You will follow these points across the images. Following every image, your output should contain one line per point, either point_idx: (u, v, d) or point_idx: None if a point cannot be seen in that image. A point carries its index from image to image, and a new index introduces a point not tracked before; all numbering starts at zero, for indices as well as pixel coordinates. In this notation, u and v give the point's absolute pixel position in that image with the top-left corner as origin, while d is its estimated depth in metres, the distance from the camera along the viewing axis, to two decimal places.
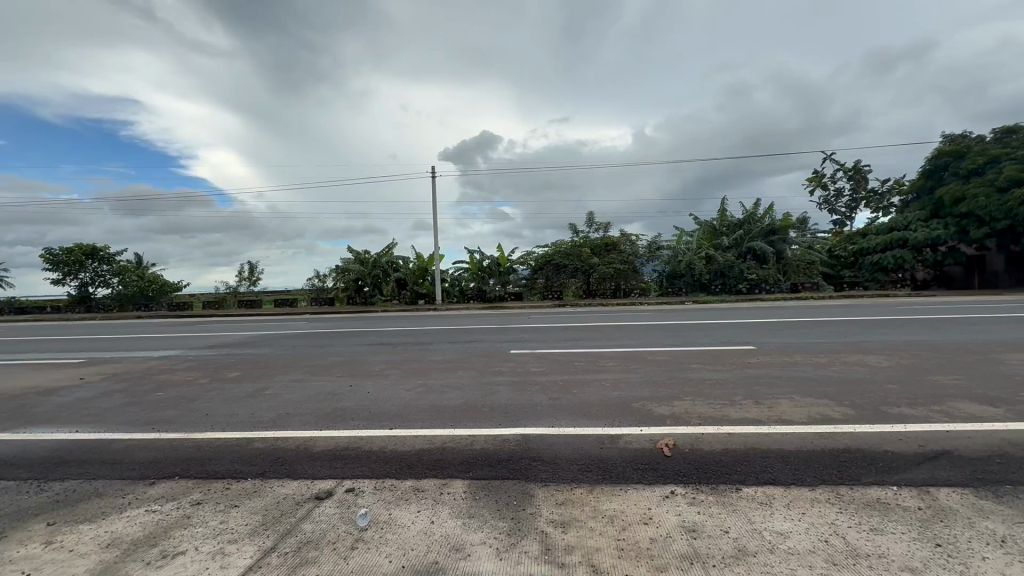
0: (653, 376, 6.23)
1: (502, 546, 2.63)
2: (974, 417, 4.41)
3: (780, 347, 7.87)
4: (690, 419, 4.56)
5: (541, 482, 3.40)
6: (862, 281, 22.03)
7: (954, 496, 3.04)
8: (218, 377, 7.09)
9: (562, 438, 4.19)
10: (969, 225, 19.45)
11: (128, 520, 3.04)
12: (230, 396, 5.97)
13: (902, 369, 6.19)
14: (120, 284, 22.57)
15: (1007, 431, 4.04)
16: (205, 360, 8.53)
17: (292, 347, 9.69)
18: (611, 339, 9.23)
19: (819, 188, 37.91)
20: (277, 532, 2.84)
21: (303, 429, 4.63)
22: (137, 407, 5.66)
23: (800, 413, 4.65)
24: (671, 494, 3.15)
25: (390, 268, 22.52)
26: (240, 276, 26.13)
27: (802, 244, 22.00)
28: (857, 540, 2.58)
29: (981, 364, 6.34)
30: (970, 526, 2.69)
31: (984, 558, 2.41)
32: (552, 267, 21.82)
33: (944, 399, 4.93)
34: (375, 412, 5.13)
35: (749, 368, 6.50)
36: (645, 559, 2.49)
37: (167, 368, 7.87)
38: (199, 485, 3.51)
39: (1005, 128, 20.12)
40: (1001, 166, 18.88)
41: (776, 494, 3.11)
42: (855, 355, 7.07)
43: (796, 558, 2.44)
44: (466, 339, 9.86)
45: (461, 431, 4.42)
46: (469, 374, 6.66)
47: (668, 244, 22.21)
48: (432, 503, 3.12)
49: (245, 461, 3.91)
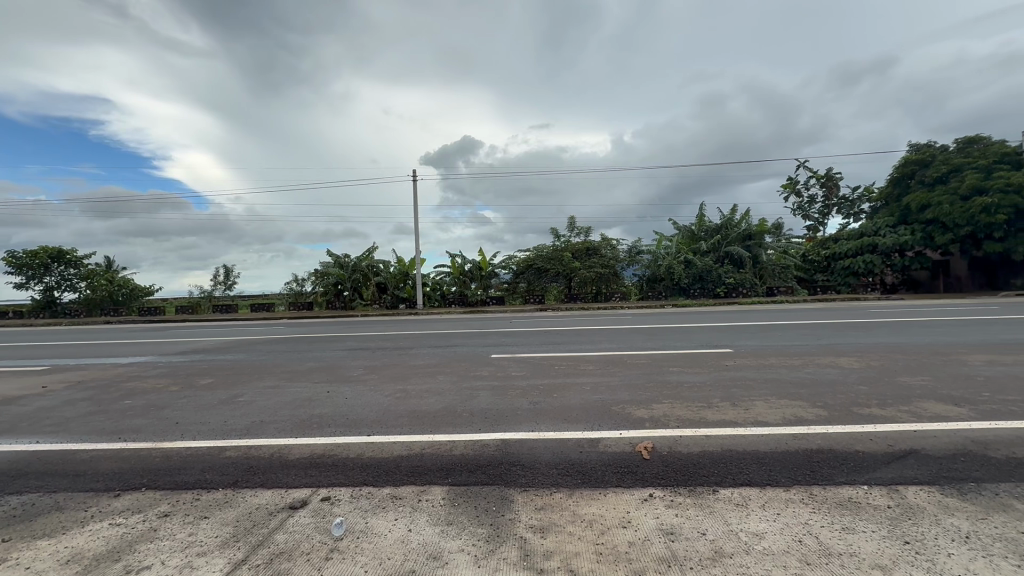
0: (633, 380, 6.25)
1: (480, 554, 2.60)
2: (938, 415, 4.58)
3: (756, 350, 7.99)
4: (669, 421, 4.61)
5: (521, 487, 3.38)
6: (834, 284, 22.60)
7: (922, 494, 3.12)
8: (190, 383, 6.89)
9: (541, 442, 4.16)
10: (934, 231, 20.21)
11: (91, 534, 2.92)
12: (203, 403, 5.79)
13: (871, 370, 6.36)
14: (87, 288, 21.84)
15: (970, 430, 4.18)
16: (177, 366, 8.30)
17: (268, 352, 9.50)
18: (591, 344, 9.29)
19: (792, 195, 38.43)
20: (248, 544, 2.75)
21: (277, 436, 4.52)
22: (103, 416, 5.44)
23: (775, 414, 4.74)
24: (650, 498, 3.16)
25: (370, 272, 22.12)
26: (214, 280, 25.56)
27: (778, 248, 22.42)
28: (829, 539, 2.63)
29: (945, 366, 6.55)
30: (937, 523, 2.77)
31: (949, 554, 2.48)
32: (533, 271, 21.81)
33: (912, 400, 5.08)
34: (351, 418, 5.02)
35: (726, 371, 6.62)
36: (623, 563, 2.48)
37: (136, 374, 7.64)
38: (166, 496, 3.39)
39: (966, 138, 20.94)
40: (964, 174, 19.75)
41: (752, 495, 3.16)
42: (828, 358, 7.23)
43: (771, 559, 2.47)
44: (447, 344, 9.81)
45: (440, 436, 4.37)
46: (448, 379, 6.60)
47: (648, 249, 22.26)
48: (410, 511, 3.07)
49: (215, 470, 3.79)
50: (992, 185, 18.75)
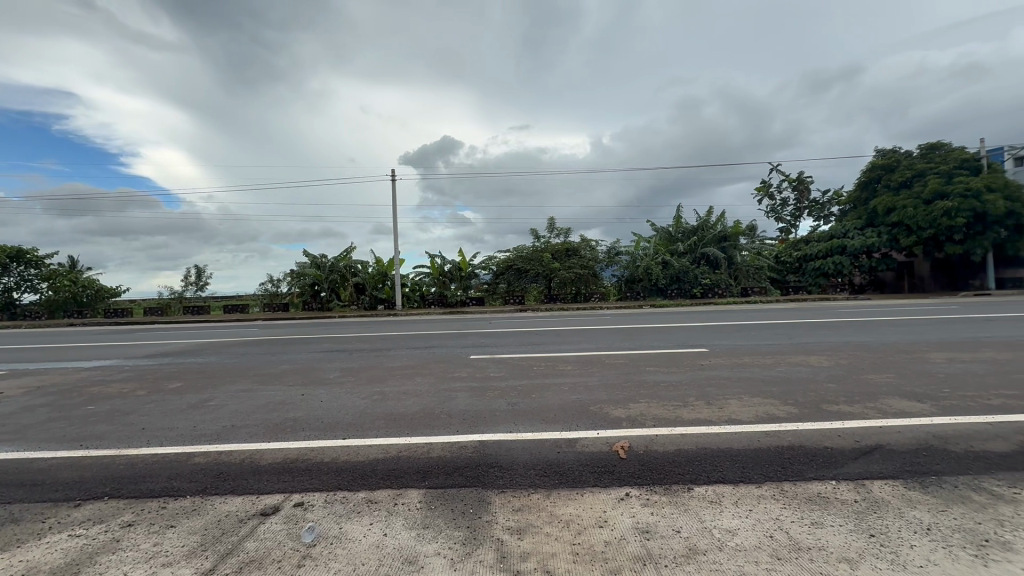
0: (611, 379, 6.31)
1: (456, 557, 2.58)
2: (902, 411, 4.75)
3: (730, 350, 8.15)
4: (645, 421, 4.66)
5: (498, 488, 3.36)
6: (805, 285, 23.23)
7: (887, 488, 3.22)
8: (157, 388, 6.66)
9: (519, 443, 4.16)
10: (900, 234, 20.97)
11: (47, 547, 2.79)
12: (172, 408, 5.60)
13: (839, 368, 6.56)
14: (49, 289, 20.96)
15: (932, 425, 4.34)
16: (144, 369, 8.02)
17: (241, 355, 9.28)
18: (569, 344, 9.35)
19: (765, 198, 39.34)
20: (217, 552, 2.67)
21: (249, 441, 4.41)
22: (63, 422, 5.21)
23: (748, 412, 4.84)
24: (627, 497, 3.19)
25: (347, 272, 21.80)
26: (185, 281, 24.84)
27: (752, 249, 22.94)
28: (799, 534, 2.69)
29: (908, 363, 6.80)
30: (900, 516, 2.86)
31: (912, 545, 2.56)
32: (513, 272, 21.83)
33: (878, 396, 5.25)
34: (326, 422, 4.93)
35: (701, 370, 6.74)
36: (599, 563, 2.49)
37: (99, 378, 7.36)
38: (130, 505, 3.26)
39: (930, 144, 21.76)
40: (927, 179, 20.55)
41: (725, 492, 3.21)
42: (798, 356, 7.43)
43: (743, 554, 2.52)
44: (426, 345, 9.74)
45: (417, 438, 4.33)
46: (426, 381, 6.55)
47: (626, 250, 22.51)
48: (386, 515, 3.03)
49: (182, 478, 3.66)
50: (953, 190, 19.56)
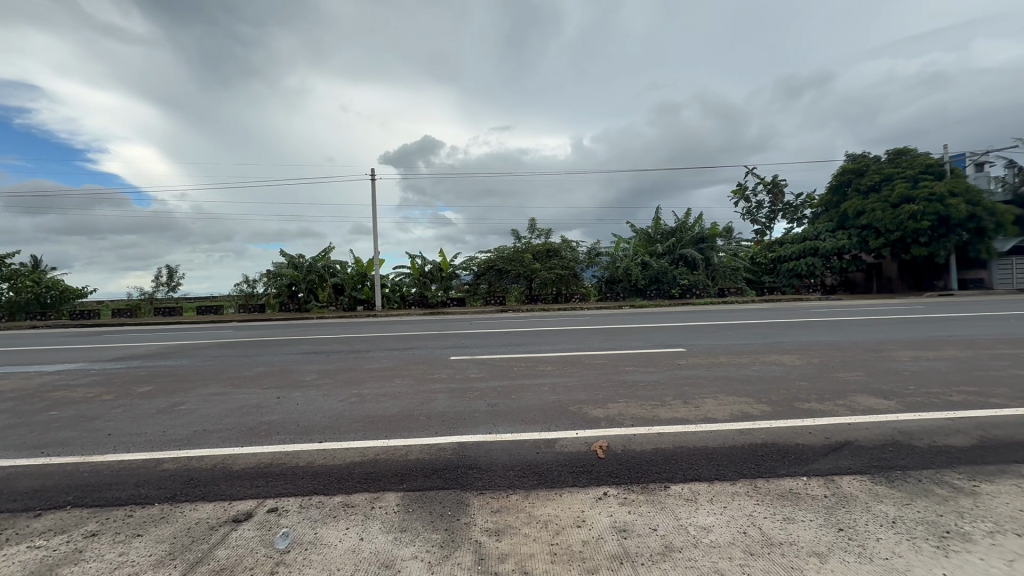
0: (591, 379, 6.36)
1: (434, 560, 2.56)
2: (870, 408, 4.90)
3: (707, 349, 8.30)
4: (624, 420, 4.71)
5: (477, 490, 3.35)
6: (780, 286, 23.81)
7: (855, 483, 3.32)
8: (125, 392, 6.45)
9: (498, 444, 4.15)
10: (868, 236, 21.68)
11: (5, 559, 2.67)
12: (140, 413, 5.43)
13: (811, 367, 6.74)
14: (10, 290, 20.10)
15: (897, 421, 4.49)
16: (112, 373, 7.75)
17: (214, 357, 9.05)
18: (549, 344, 9.39)
19: (741, 200, 40.16)
20: (186, 561, 2.60)
21: (222, 446, 4.30)
22: (23, 429, 5.00)
23: (723, 411, 4.93)
24: (604, 496, 3.21)
25: (326, 273, 21.49)
26: (157, 282, 24.11)
27: (728, 251, 23.41)
28: (771, 530, 2.75)
29: (875, 361, 7.03)
30: (867, 510, 2.95)
31: (879, 538, 2.65)
32: (494, 272, 21.82)
33: (848, 394, 5.41)
34: (302, 425, 4.84)
35: (678, 369, 6.84)
36: (577, 563, 2.51)
37: (64, 383, 7.09)
38: (94, 514, 3.15)
39: (897, 149, 22.52)
40: (894, 183, 21.29)
41: (700, 490, 3.26)
42: (772, 355, 7.61)
43: (717, 551, 2.56)
44: (405, 346, 9.65)
45: (396, 441, 4.28)
46: (406, 382, 6.49)
47: (606, 251, 22.72)
48: (363, 519, 2.98)
49: (151, 484, 3.55)
50: (918, 194, 20.29)
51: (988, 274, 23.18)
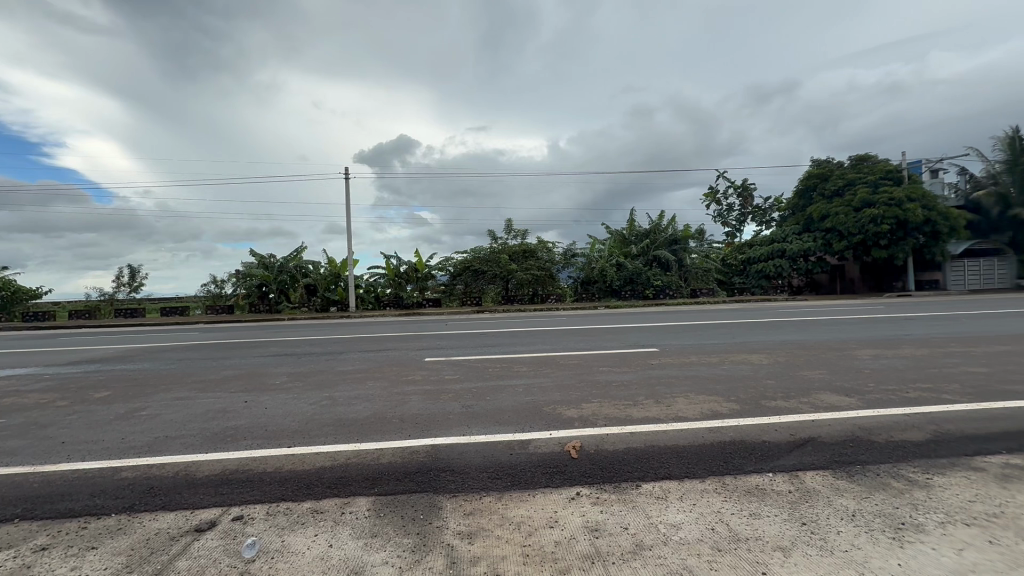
0: (565, 380, 6.39)
1: (405, 565, 2.52)
2: (833, 405, 5.07)
3: (679, 349, 8.46)
4: (597, 420, 4.75)
5: (450, 492, 3.33)
6: (749, 286, 24.46)
7: (817, 478, 3.43)
8: (81, 397, 6.17)
9: (472, 446, 4.13)
10: (832, 239, 22.49)
11: None
12: (98, 419, 5.20)
13: (778, 366, 6.94)
14: None
15: (857, 417, 4.66)
16: (68, 378, 7.41)
17: (179, 360, 8.74)
18: (525, 345, 9.42)
19: (713, 203, 41.10)
20: (144, 573, 2.50)
21: (185, 452, 4.15)
22: None
23: (694, 410, 5.03)
24: (577, 496, 3.23)
25: (298, 273, 21.06)
26: (118, 282, 23.16)
27: (700, 252, 23.92)
28: (738, 526, 2.81)
29: (838, 360, 7.28)
30: (828, 504, 3.05)
31: (839, 532, 2.74)
32: (471, 273, 21.77)
33: (812, 392, 5.59)
34: (271, 429, 4.73)
35: (650, 369, 6.94)
36: (548, 563, 2.51)
37: (15, 389, 6.73)
38: (45, 527, 2.99)
39: (859, 156, 23.42)
40: (856, 188, 22.16)
41: (671, 487, 3.32)
42: (741, 354, 7.81)
43: (686, 548, 2.61)
44: (379, 347, 9.53)
45: (368, 444, 4.21)
46: (379, 384, 6.41)
47: (582, 252, 22.95)
48: (332, 525, 2.92)
49: (107, 494, 3.40)
50: (878, 199, 21.16)
51: (942, 275, 24.30)
